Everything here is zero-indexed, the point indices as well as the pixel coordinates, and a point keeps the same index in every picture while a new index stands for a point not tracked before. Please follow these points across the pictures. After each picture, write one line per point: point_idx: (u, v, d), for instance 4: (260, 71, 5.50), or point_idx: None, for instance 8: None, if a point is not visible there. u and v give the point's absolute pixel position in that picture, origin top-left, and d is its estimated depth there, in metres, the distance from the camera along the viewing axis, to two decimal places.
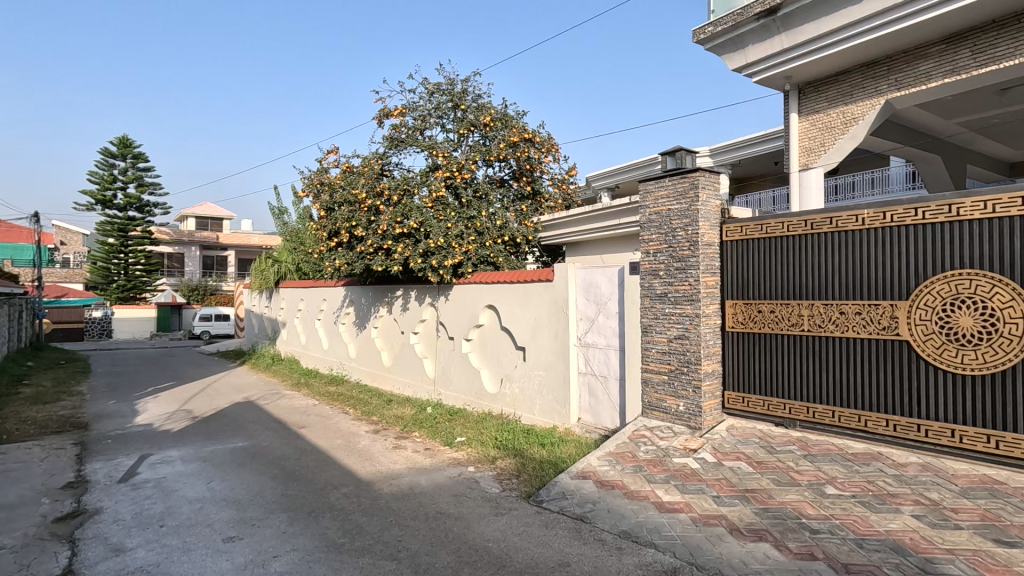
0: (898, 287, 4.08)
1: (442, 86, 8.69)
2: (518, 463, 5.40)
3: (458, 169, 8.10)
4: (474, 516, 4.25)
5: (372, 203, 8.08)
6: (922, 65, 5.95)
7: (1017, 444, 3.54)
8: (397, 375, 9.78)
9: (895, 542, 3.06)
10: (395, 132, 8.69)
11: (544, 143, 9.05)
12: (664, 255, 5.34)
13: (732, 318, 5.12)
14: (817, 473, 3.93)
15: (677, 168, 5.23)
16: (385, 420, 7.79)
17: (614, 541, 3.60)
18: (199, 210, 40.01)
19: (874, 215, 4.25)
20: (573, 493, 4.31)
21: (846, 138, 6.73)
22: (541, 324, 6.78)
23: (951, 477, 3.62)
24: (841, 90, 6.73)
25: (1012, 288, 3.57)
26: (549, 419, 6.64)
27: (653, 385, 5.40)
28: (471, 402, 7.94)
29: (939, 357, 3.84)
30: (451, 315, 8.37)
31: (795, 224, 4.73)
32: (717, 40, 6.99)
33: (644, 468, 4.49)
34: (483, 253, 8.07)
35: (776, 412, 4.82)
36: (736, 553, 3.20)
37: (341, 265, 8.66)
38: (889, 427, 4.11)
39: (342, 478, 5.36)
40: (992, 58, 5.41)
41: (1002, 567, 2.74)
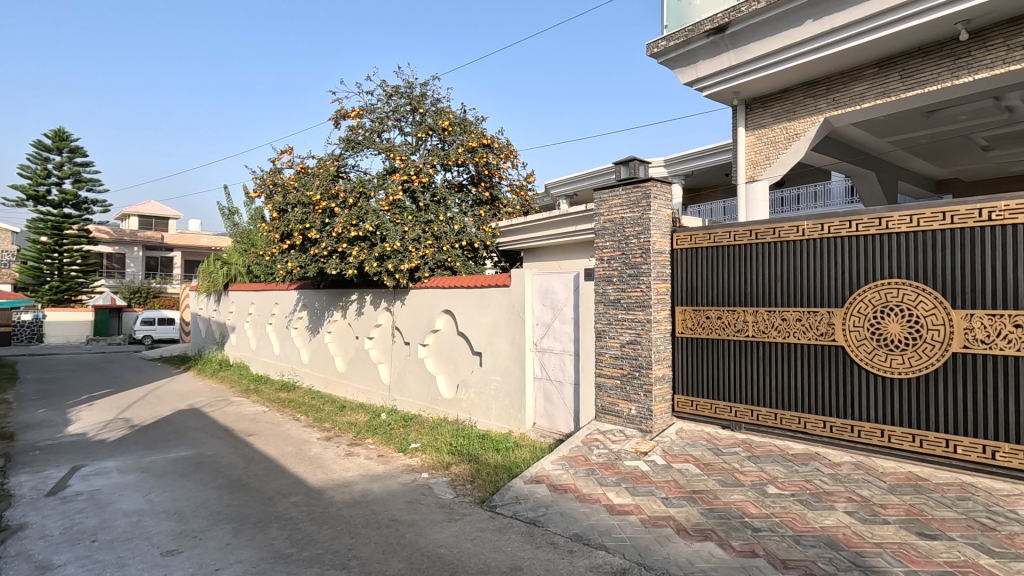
0: (834, 294, 4.31)
1: (400, 89, 8.64)
2: (473, 468, 5.38)
3: (416, 172, 8.10)
4: (427, 522, 4.21)
5: (327, 205, 7.94)
6: (856, 86, 6.32)
7: (939, 442, 3.79)
8: (351, 380, 9.59)
9: (830, 538, 3.21)
10: (351, 134, 8.58)
11: (503, 149, 9.10)
12: (617, 262, 5.46)
13: (681, 324, 5.28)
14: (760, 474, 4.09)
15: (630, 177, 5.35)
16: (338, 427, 7.62)
17: (566, 544, 3.64)
18: (142, 209, 38.25)
19: (813, 226, 4.47)
20: (527, 498, 4.33)
21: (789, 152, 7.02)
22: (498, 330, 6.79)
23: (880, 474, 3.84)
24: (785, 107, 7.04)
25: (933, 297, 3.82)
26: (504, 423, 6.68)
27: (606, 390, 5.49)
28: (426, 407, 7.87)
29: (871, 361, 4.09)
30: (407, 319, 8.27)
31: (741, 234, 4.91)
32: (670, 54, 7.21)
33: (596, 471, 4.57)
34: (440, 257, 8.02)
35: (723, 415, 4.99)
36: (682, 553, 3.28)
37: (293, 268, 8.46)
38: (826, 428, 4.33)
39: (291, 487, 5.21)
40: (918, 83, 5.80)
41: (923, 558, 2.92)
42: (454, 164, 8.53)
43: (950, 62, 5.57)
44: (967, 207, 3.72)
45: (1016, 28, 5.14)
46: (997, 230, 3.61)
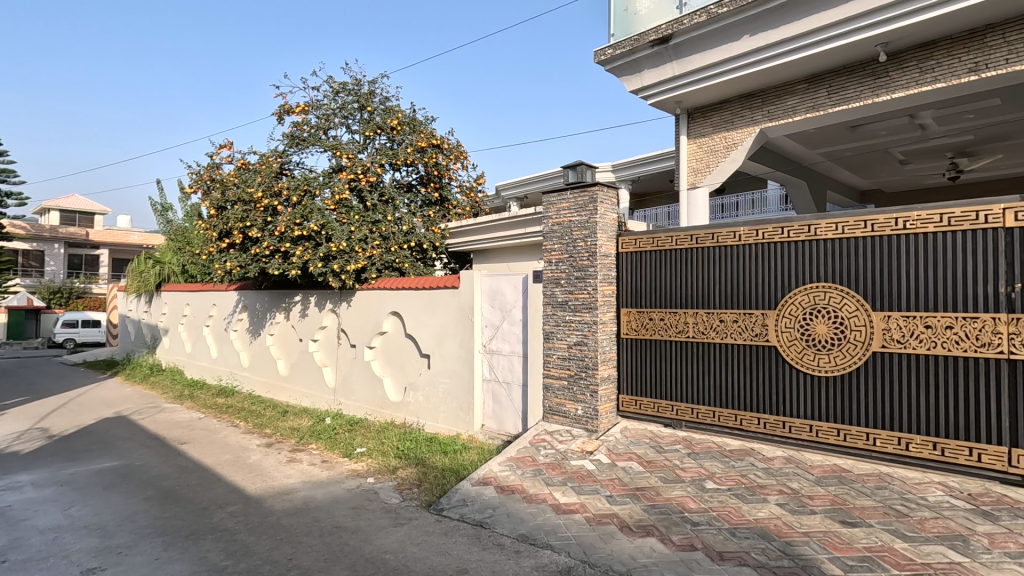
0: (768, 297, 4.53)
1: (348, 86, 8.46)
2: (420, 472, 5.33)
3: (363, 172, 7.96)
4: (372, 528, 4.13)
5: (269, 203, 7.68)
6: (789, 100, 6.67)
7: (861, 435, 4.05)
8: (294, 385, 9.30)
9: (762, 529, 3.37)
10: (296, 130, 8.33)
11: (453, 150, 9.06)
12: (565, 264, 5.54)
13: (626, 325, 5.42)
14: (699, 469, 4.25)
15: (577, 182, 5.46)
16: (279, 432, 7.36)
17: (512, 545, 3.65)
18: (65, 203, 35.74)
19: (749, 232, 4.68)
20: (474, 500, 4.32)
21: (727, 161, 7.33)
22: (447, 331, 6.74)
23: (808, 467, 4.07)
24: (723, 117, 7.35)
25: (856, 299, 4.08)
26: (453, 425, 6.64)
27: (554, 391, 5.56)
28: (373, 411, 7.74)
29: (801, 361, 4.32)
30: (353, 321, 8.08)
31: (682, 238, 5.08)
32: (615, 62, 7.39)
33: (543, 471, 4.61)
34: (388, 258, 7.89)
35: (665, 413, 5.15)
36: (625, 549, 3.36)
37: (233, 268, 8.13)
38: (760, 424, 4.54)
39: (228, 496, 4.99)
40: (844, 99, 6.19)
41: (846, 545, 3.11)
42: (403, 163, 8.43)
43: (871, 81, 5.98)
44: (886, 216, 3.99)
45: (928, 52, 5.58)
46: (911, 238, 3.89)
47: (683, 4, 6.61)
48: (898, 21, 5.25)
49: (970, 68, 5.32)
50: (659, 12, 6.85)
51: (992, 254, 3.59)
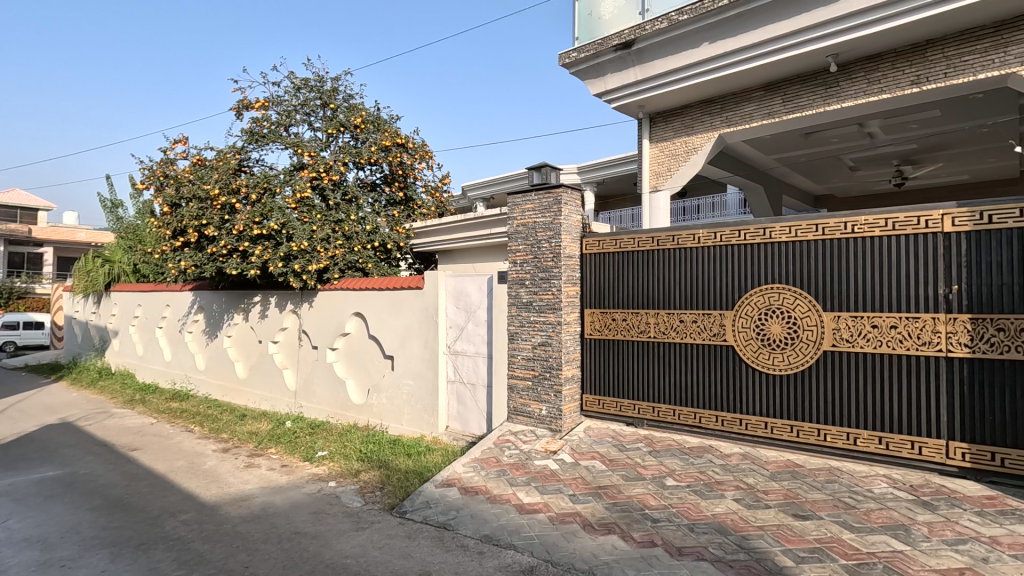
0: (726, 298, 4.65)
1: (310, 82, 8.30)
2: (383, 474, 5.26)
3: (326, 170, 7.82)
4: (332, 533, 4.06)
5: (226, 200, 7.46)
6: (746, 106, 6.88)
7: (813, 431, 4.20)
8: (253, 388, 9.05)
9: (719, 524, 3.46)
10: (255, 126, 8.11)
11: (418, 149, 8.98)
12: (530, 265, 5.56)
13: (590, 325, 5.48)
14: (660, 467, 4.34)
15: (543, 183, 5.50)
16: (237, 437, 7.14)
17: (476, 546, 3.64)
18: (5, 198, 33.86)
19: (708, 234, 4.79)
20: (437, 502, 4.29)
21: (688, 165, 7.49)
22: (411, 332, 6.67)
23: (763, 463, 4.20)
24: (684, 122, 7.51)
25: (808, 300, 4.24)
26: (417, 427, 6.58)
27: (518, 391, 5.58)
28: (335, 414, 7.60)
29: (756, 360, 4.46)
30: (314, 322, 7.91)
31: (644, 240, 5.17)
32: (580, 65, 7.47)
33: (507, 471, 4.62)
34: (351, 258, 7.76)
35: (627, 412, 5.23)
36: (588, 547, 3.39)
37: (188, 268, 7.86)
38: (718, 422, 4.67)
39: (181, 504, 4.81)
40: (797, 107, 6.42)
41: (797, 537, 3.22)
42: (367, 162, 8.31)
43: (823, 90, 6.22)
44: (835, 220, 4.15)
45: (875, 64, 5.85)
46: (859, 241, 4.06)
47: (645, 10, 6.72)
48: (847, 33, 5.47)
49: (912, 80, 5.59)
50: (623, 17, 6.95)
51: (933, 257, 3.78)
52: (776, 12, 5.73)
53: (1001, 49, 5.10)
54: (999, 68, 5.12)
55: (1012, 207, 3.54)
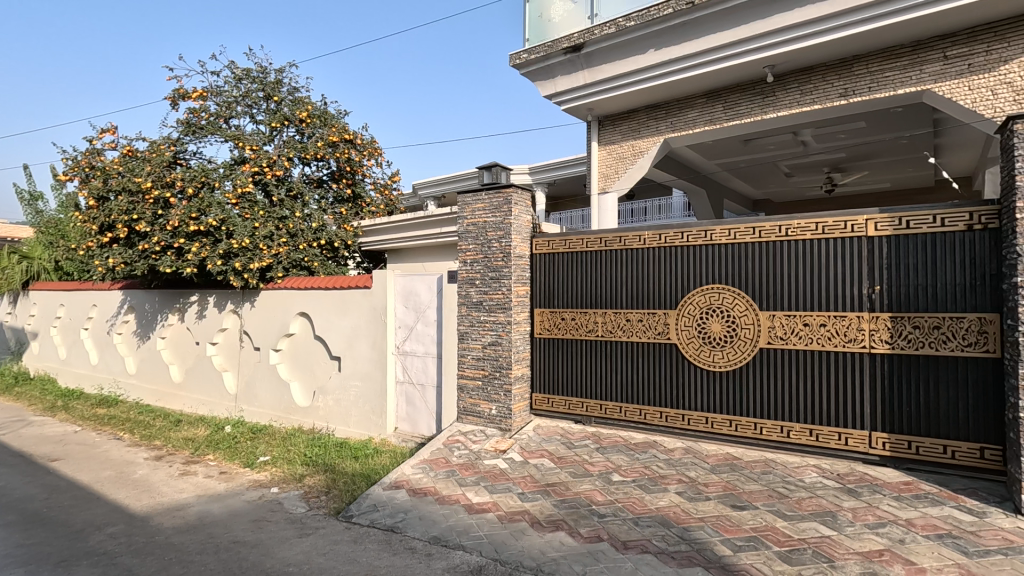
0: (670, 298, 4.80)
1: (252, 73, 7.98)
2: (329, 479, 5.12)
3: (269, 165, 7.54)
4: (274, 541, 3.92)
5: (160, 194, 7.09)
6: (689, 112, 7.12)
7: (751, 425, 4.40)
8: (189, 392, 8.62)
9: (663, 517, 3.56)
10: (192, 117, 7.73)
11: (366, 146, 8.80)
12: (479, 265, 5.56)
13: (540, 325, 5.53)
14: (606, 463, 4.43)
15: (493, 183, 5.52)
16: (171, 444, 6.78)
17: (424, 548, 3.60)
18: None
19: (653, 236, 4.92)
20: (385, 504, 4.21)
21: (634, 168, 7.68)
22: (358, 333, 6.53)
23: (704, 457, 4.37)
24: (631, 126, 7.70)
25: (746, 300, 4.43)
26: (365, 429, 6.46)
27: (468, 391, 5.57)
28: (278, 418, 7.35)
29: (698, 357, 4.62)
30: (255, 323, 7.60)
31: (593, 241, 5.26)
32: (530, 66, 7.53)
33: (456, 471, 4.60)
34: (296, 256, 7.52)
35: (576, 410, 5.32)
36: (536, 544, 3.42)
37: (117, 265, 7.42)
38: (662, 418, 4.81)
39: (107, 516, 4.53)
40: (737, 115, 6.71)
41: (735, 527, 3.36)
42: (313, 158, 8.09)
43: (760, 99, 6.52)
44: (771, 224, 4.36)
45: (807, 76, 6.18)
46: (793, 244, 4.28)
47: (594, 15, 6.83)
48: (782, 46, 5.76)
49: (840, 93, 5.95)
50: (573, 21, 7.05)
51: (858, 259, 4.03)
52: (718, 23, 5.96)
53: (918, 67, 5.50)
54: (916, 85, 5.52)
55: (927, 214, 3.81)
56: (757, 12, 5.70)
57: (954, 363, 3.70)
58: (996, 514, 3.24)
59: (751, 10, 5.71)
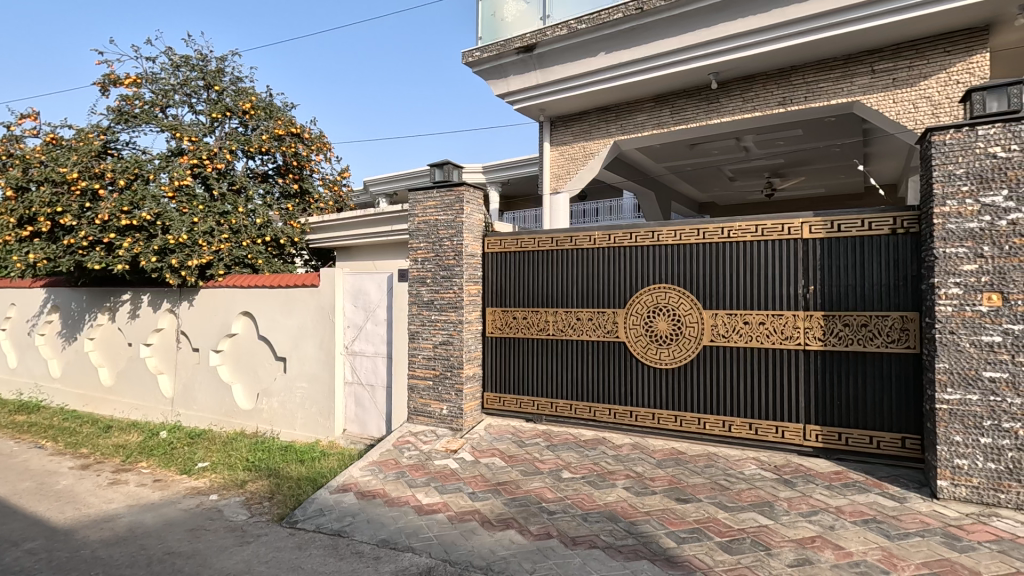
0: (619, 297, 4.90)
1: (191, 61, 7.61)
2: (272, 484, 4.94)
3: (209, 157, 7.21)
4: (212, 550, 3.76)
5: (87, 186, 6.66)
6: (638, 116, 7.28)
7: (695, 420, 4.54)
8: (121, 396, 8.14)
9: (610, 512, 3.63)
10: (124, 105, 7.30)
11: (315, 141, 8.54)
12: (431, 263, 5.50)
13: (491, 324, 5.53)
14: (556, 460, 4.47)
15: (444, 181, 5.48)
16: (99, 452, 6.37)
17: (372, 551, 3.53)
18: None
19: (603, 236, 5.00)
20: (331, 509, 4.10)
21: (585, 169, 7.79)
22: (305, 332, 6.33)
23: (651, 452, 4.48)
24: (582, 127, 7.80)
25: (691, 300, 4.57)
26: (311, 432, 6.28)
27: (419, 391, 5.50)
28: (219, 422, 7.04)
29: (645, 355, 4.74)
30: (194, 323, 7.25)
31: (544, 241, 5.30)
32: (483, 65, 7.52)
33: (406, 473, 4.53)
34: (238, 253, 7.22)
35: (527, 409, 5.35)
36: (485, 544, 3.41)
37: (38, 261, 6.92)
38: (611, 414, 4.91)
39: (26, 532, 4.21)
40: (684, 119, 6.91)
41: (679, 519, 3.46)
42: (257, 151, 7.80)
43: (705, 105, 6.74)
44: (715, 226, 4.51)
45: (748, 85, 6.44)
46: (735, 245, 4.44)
47: (546, 16, 6.89)
48: (725, 54, 5.97)
49: (779, 101, 6.23)
50: (525, 21, 7.08)
51: (793, 260, 4.23)
52: (666, 29, 6.12)
53: (849, 80, 5.83)
54: (847, 97, 5.85)
55: (856, 218, 4.03)
56: (702, 21, 5.89)
57: (880, 358, 3.93)
58: (915, 499, 3.47)
59: (697, 18, 5.89)
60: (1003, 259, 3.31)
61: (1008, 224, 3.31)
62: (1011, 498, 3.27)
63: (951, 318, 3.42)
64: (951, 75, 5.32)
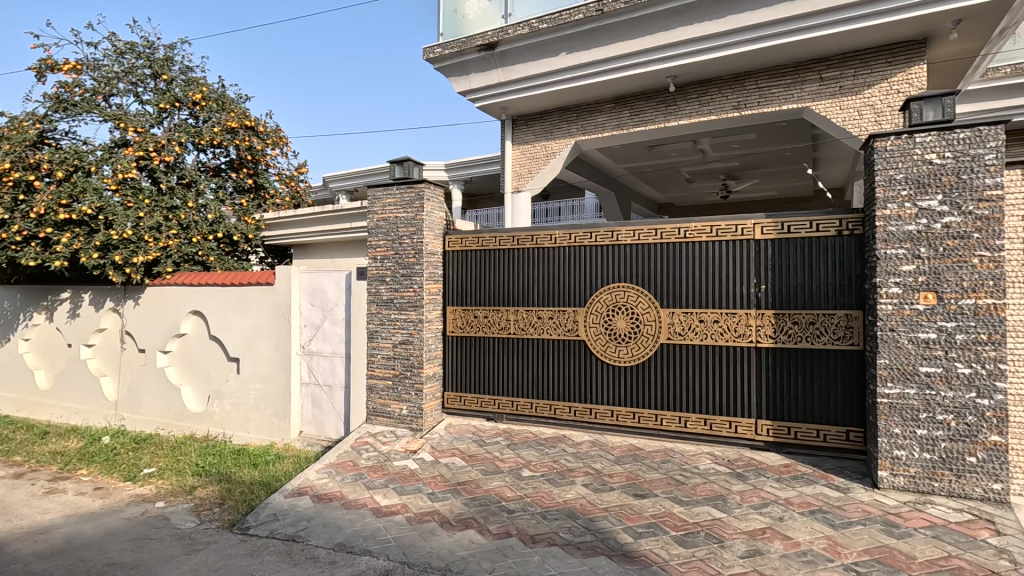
0: (579, 296, 4.94)
1: (137, 48, 7.27)
2: (223, 489, 4.77)
3: (156, 149, 6.90)
4: (157, 560, 3.59)
5: (21, 177, 6.27)
6: (599, 117, 7.36)
7: (652, 417, 4.62)
8: (59, 400, 7.71)
9: (570, 509, 3.66)
10: (63, 92, 6.91)
11: (270, 135, 8.29)
12: (390, 261, 5.41)
13: (452, 323, 5.49)
14: (517, 459, 4.48)
15: (405, 178, 5.40)
16: (34, 459, 6.01)
17: (327, 556, 3.44)
18: None
19: (564, 235, 5.03)
20: (286, 513, 3.98)
21: (547, 168, 7.83)
22: (259, 332, 6.13)
23: (610, 449, 4.54)
24: (544, 127, 7.83)
25: (649, 299, 4.65)
26: (266, 434, 6.10)
27: (378, 392, 5.42)
28: (167, 425, 6.76)
29: (604, 353, 4.80)
30: (140, 322, 6.92)
31: (505, 239, 5.29)
32: (444, 61, 7.45)
33: (364, 475, 4.45)
34: (188, 250, 6.93)
35: (487, 408, 5.33)
36: (444, 544, 3.38)
37: None
38: (571, 412, 4.94)
39: None
40: (643, 121, 7.03)
41: (636, 515, 3.52)
42: (209, 144, 7.51)
43: (663, 107, 6.88)
44: (672, 226, 4.60)
45: (705, 88, 6.60)
46: (691, 245, 4.54)
47: (507, 15, 6.88)
48: (683, 58, 6.10)
49: (733, 106, 6.41)
50: (487, 18, 7.05)
51: (746, 260, 4.36)
52: (625, 31, 6.21)
53: (799, 86, 6.05)
54: (797, 103, 6.07)
55: (805, 220, 4.18)
56: (660, 25, 5.99)
57: (826, 355, 4.10)
58: (857, 489, 3.63)
59: (655, 22, 6.00)
60: (937, 261, 3.50)
61: (942, 227, 3.50)
62: (944, 486, 3.46)
63: (891, 316, 3.59)
64: (892, 84, 5.59)
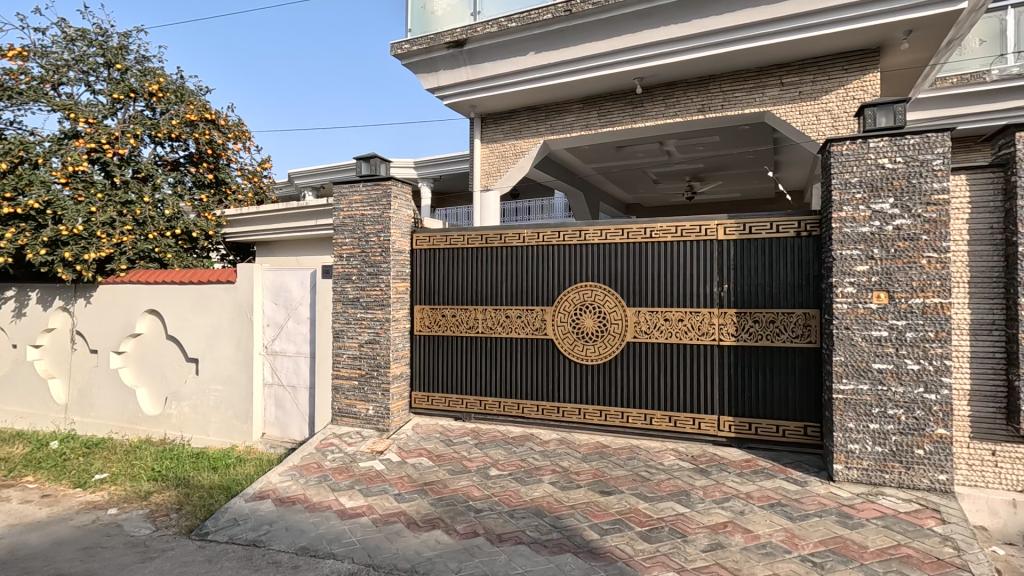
0: (547, 295, 4.95)
1: (89, 35, 6.95)
2: (181, 494, 4.62)
3: (110, 141, 6.61)
4: (108, 570, 3.45)
5: None
6: (567, 116, 7.41)
7: (619, 414, 4.68)
8: (3, 403, 7.32)
9: (537, 508, 3.67)
10: (8, 80, 6.56)
11: (232, 129, 8.05)
12: (356, 259, 5.33)
13: (420, 322, 5.45)
14: (484, 458, 4.46)
15: (371, 174, 5.31)
16: None
17: (290, 561, 3.37)
18: None
19: (532, 234, 5.04)
20: (247, 517, 3.87)
21: (516, 167, 7.84)
22: (219, 331, 5.95)
23: (577, 446, 4.57)
24: (513, 126, 7.83)
25: (615, 298, 4.70)
26: (226, 437, 5.93)
27: (343, 392, 5.33)
28: (121, 429, 6.51)
29: (572, 351, 4.83)
30: (91, 321, 6.63)
31: (473, 238, 5.27)
32: (412, 57, 7.37)
33: (329, 476, 4.37)
34: (144, 247, 6.64)
35: (455, 407, 5.30)
36: (410, 545, 3.35)
37: None
38: (538, 411, 4.96)
39: None
40: (611, 121, 7.11)
41: (603, 511, 3.55)
42: (166, 137, 7.24)
43: (630, 109, 6.96)
44: (638, 226, 4.66)
45: (671, 91, 6.70)
46: (656, 245, 4.61)
47: (476, 12, 6.84)
48: (650, 60, 6.18)
49: (698, 108, 6.54)
50: (456, 16, 7.01)
51: (710, 260, 4.45)
52: (594, 32, 6.25)
53: (760, 91, 6.21)
54: (759, 107, 6.23)
55: (766, 221, 4.29)
56: (628, 26, 6.06)
57: (786, 352, 4.22)
58: (814, 482, 3.75)
59: (623, 23, 6.07)
60: (889, 261, 3.64)
61: (893, 229, 3.64)
62: (894, 478, 3.61)
63: (846, 314, 3.72)
64: (848, 91, 5.79)
